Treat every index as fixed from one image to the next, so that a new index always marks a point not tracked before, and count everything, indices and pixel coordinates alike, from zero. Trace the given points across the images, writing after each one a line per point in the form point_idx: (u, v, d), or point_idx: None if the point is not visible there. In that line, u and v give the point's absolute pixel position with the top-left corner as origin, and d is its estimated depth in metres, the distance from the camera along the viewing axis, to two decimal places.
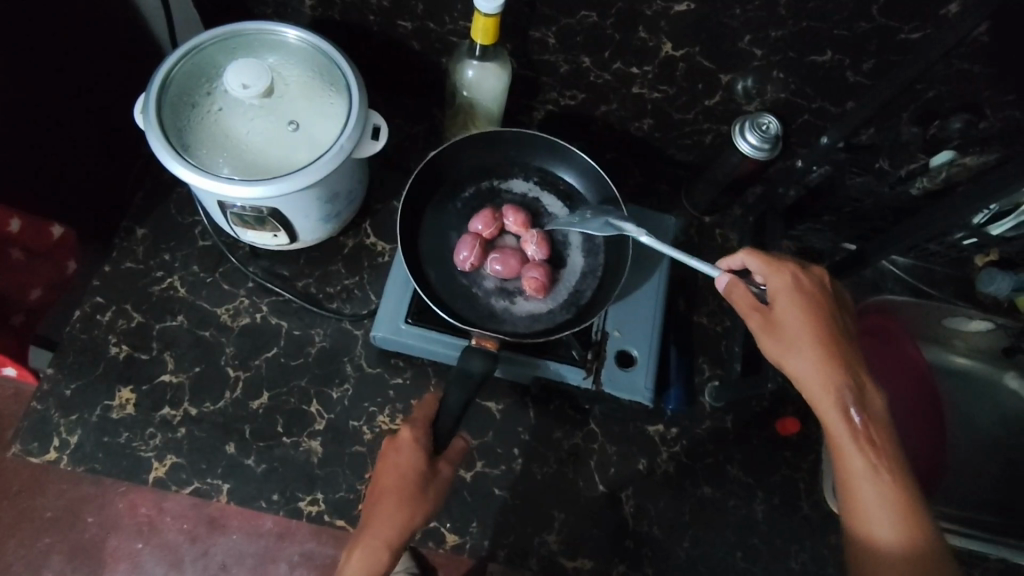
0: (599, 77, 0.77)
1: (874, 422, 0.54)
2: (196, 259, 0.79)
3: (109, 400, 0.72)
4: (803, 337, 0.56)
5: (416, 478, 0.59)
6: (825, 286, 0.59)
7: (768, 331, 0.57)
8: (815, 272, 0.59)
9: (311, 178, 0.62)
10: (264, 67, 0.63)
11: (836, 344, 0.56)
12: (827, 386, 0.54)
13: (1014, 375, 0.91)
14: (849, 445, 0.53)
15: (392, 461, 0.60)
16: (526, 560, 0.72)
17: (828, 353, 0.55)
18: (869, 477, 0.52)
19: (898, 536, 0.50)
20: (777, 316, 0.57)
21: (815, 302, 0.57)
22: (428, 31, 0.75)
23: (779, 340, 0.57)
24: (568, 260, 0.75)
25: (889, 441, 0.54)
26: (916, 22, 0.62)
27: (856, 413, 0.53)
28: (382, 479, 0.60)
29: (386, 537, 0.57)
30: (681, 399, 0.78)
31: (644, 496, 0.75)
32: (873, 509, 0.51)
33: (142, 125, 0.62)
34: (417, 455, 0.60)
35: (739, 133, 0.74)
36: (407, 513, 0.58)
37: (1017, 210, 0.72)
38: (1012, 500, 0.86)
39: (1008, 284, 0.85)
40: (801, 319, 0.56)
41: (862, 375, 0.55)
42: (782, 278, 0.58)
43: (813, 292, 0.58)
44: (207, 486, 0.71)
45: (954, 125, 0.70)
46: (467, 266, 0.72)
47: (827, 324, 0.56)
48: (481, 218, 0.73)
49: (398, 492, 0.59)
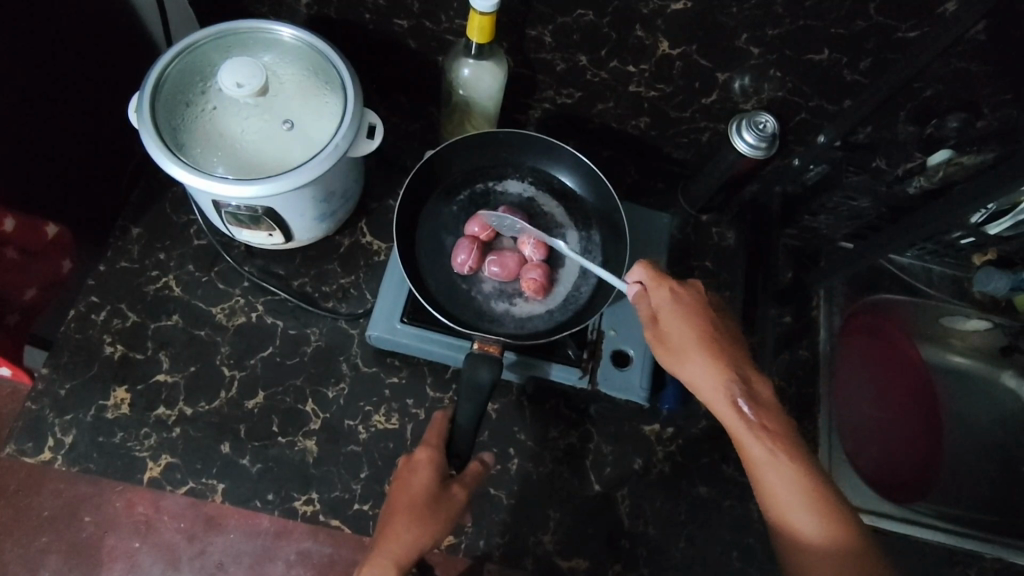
0: (596, 75, 0.77)
1: (766, 411, 0.54)
2: (191, 258, 0.79)
3: (103, 399, 0.72)
4: (690, 344, 0.57)
5: (427, 496, 0.59)
6: (704, 295, 0.61)
7: (659, 346, 0.59)
8: (694, 284, 0.61)
9: (306, 177, 0.62)
10: (259, 66, 0.63)
11: (718, 341, 0.57)
12: (717, 384, 0.56)
13: (1012, 374, 0.92)
14: (749, 438, 0.53)
15: (404, 482, 0.60)
16: (522, 559, 0.72)
17: (712, 353, 0.57)
18: (774, 468, 0.52)
19: (817, 521, 0.50)
20: (665, 329, 0.59)
21: (695, 308, 0.59)
22: (424, 30, 0.75)
23: (671, 352, 0.58)
24: (566, 260, 0.75)
25: (782, 427, 0.54)
26: (913, 20, 0.62)
27: (744, 403, 0.54)
28: (395, 499, 0.59)
29: (391, 554, 0.55)
30: (677, 398, 0.77)
31: (640, 496, 0.75)
32: (790, 502, 0.51)
33: (137, 125, 0.62)
34: (433, 473, 0.60)
35: (736, 131, 0.73)
36: (416, 532, 0.56)
37: (1014, 210, 0.71)
38: (1008, 499, 0.86)
39: (1005, 284, 0.83)
40: (682, 326, 0.58)
41: (744, 367, 0.57)
42: (662, 293, 0.61)
43: (690, 299, 0.60)
44: (203, 486, 0.71)
45: (951, 124, 0.70)
46: (465, 269, 0.72)
47: (709, 324, 0.58)
48: (476, 221, 0.72)
49: (410, 509, 0.58)
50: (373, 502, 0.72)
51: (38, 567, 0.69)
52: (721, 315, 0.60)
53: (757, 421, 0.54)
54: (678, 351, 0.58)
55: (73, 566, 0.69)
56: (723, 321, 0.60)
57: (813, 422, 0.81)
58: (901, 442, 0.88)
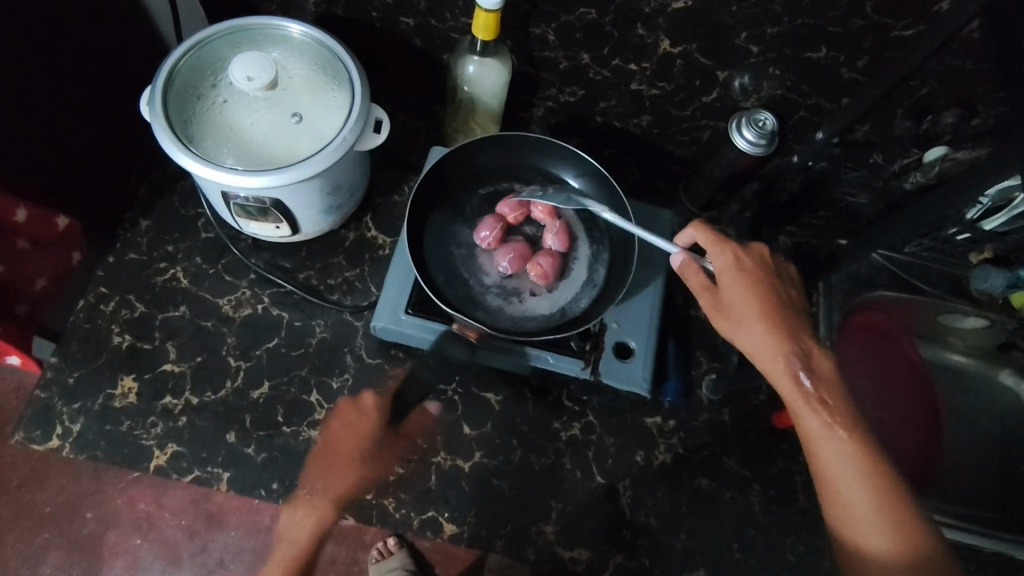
0: (599, 74, 0.79)
1: (825, 382, 0.58)
2: (200, 251, 0.80)
3: (111, 388, 0.73)
4: (750, 315, 0.61)
5: (366, 441, 0.72)
6: (765, 264, 0.64)
7: (718, 314, 0.63)
8: (754, 250, 0.64)
9: (314, 169, 0.63)
10: (269, 60, 0.64)
11: (779, 313, 0.61)
12: (775, 353, 0.59)
13: (1009, 372, 0.93)
14: (805, 409, 0.57)
15: (348, 430, 0.72)
16: (524, 551, 0.72)
17: (772, 324, 0.60)
18: (828, 436, 0.56)
19: (863, 487, 0.54)
20: (726, 296, 0.63)
21: (756, 279, 0.63)
22: (430, 28, 0.77)
23: (729, 319, 0.62)
24: (572, 270, 0.76)
25: (838, 398, 0.58)
26: (908, 18, 0.64)
27: (804, 375, 0.58)
28: (340, 442, 0.72)
29: (333, 486, 0.70)
30: (679, 391, 0.79)
31: (641, 488, 0.76)
32: (842, 473, 0.54)
33: (148, 117, 0.63)
34: (366, 424, 0.73)
35: (736, 129, 0.75)
36: (352, 472, 0.70)
37: (1009, 206, 0.73)
38: (1004, 494, 0.87)
39: (1002, 280, 0.83)
40: (744, 295, 0.62)
41: (804, 339, 0.61)
42: (724, 259, 0.63)
43: (752, 268, 0.63)
44: (208, 474, 0.71)
45: (947, 120, 0.71)
46: (484, 245, 0.75)
47: (770, 296, 0.62)
48: (507, 202, 0.76)
49: (340, 463, 0.71)
50: (376, 492, 0.72)
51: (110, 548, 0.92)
52: (781, 286, 0.64)
53: (817, 392, 0.57)
54: (735, 319, 0.62)
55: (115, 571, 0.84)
56: (783, 293, 0.63)
57: None
58: (897, 442, 0.89)
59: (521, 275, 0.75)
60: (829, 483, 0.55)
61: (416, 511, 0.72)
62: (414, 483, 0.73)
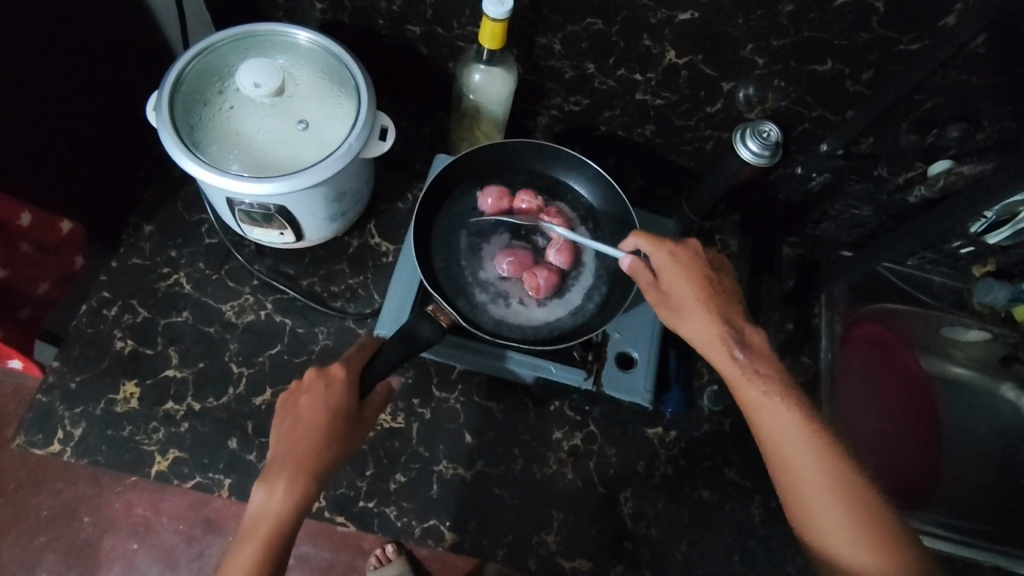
0: (603, 83, 0.79)
1: (762, 360, 0.57)
2: (203, 256, 0.80)
3: (113, 393, 0.73)
4: (691, 302, 0.59)
5: (350, 401, 0.59)
6: (699, 252, 0.62)
7: (662, 307, 0.61)
8: (689, 242, 0.62)
9: (320, 176, 0.63)
10: (275, 67, 0.65)
11: (719, 298, 0.60)
12: (715, 339, 0.58)
13: (1010, 386, 0.93)
14: (747, 385, 0.56)
15: (311, 400, 0.58)
16: (524, 560, 0.72)
17: (712, 309, 0.59)
18: (771, 410, 0.54)
19: (811, 455, 0.52)
20: (667, 289, 0.61)
21: (694, 267, 0.61)
22: (436, 36, 0.77)
23: (672, 310, 0.60)
24: (566, 294, 0.75)
25: (779, 375, 0.56)
26: (914, 32, 0.63)
27: (740, 352, 0.57)
28: (307, 415, 0.57)
29: (306, 464, 0.55)
30: (679, 403, 0.78)
31: (642, 498, 0.76)
32: (790, 445, 0.53)
33: (155, 123, 0.63)
34: (334, 396, 0.58)
35: (741, 140, 0.75)
36: (329, 439, 0.56)
37: (1014, 220, 0.73)
38: (1001, 507, 0.87)
39: (1005, 293, 0.84)
40: (685, 283, 0.60)
41: (742, 324, 0.59)
42: (661, 254, 0.61)
43: (689, 257, 0.61)
44: (209, 480, 0.71)
45: (951, 134, 0.71)
46: (485, 207, 0.76)
47: (709, 282, 0.60)
48: (530, 194, 0.76)
49: (304, 449, 0.55)
50: (378, 500, 0.73)
51: (54, 532, 1.04)
52: (718, 271, 0.62)
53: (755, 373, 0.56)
54: (678, 309, 0.60)
55: (77, 560, 1.01)
56: (719, 277, 0.62)
57: None
58: (897, 454, 0.89)
59: (515, 281, 0.74)
60: (782, 465, 0.53)
61: (417, 520, 0.72)
62: (416, 492, 0.73)
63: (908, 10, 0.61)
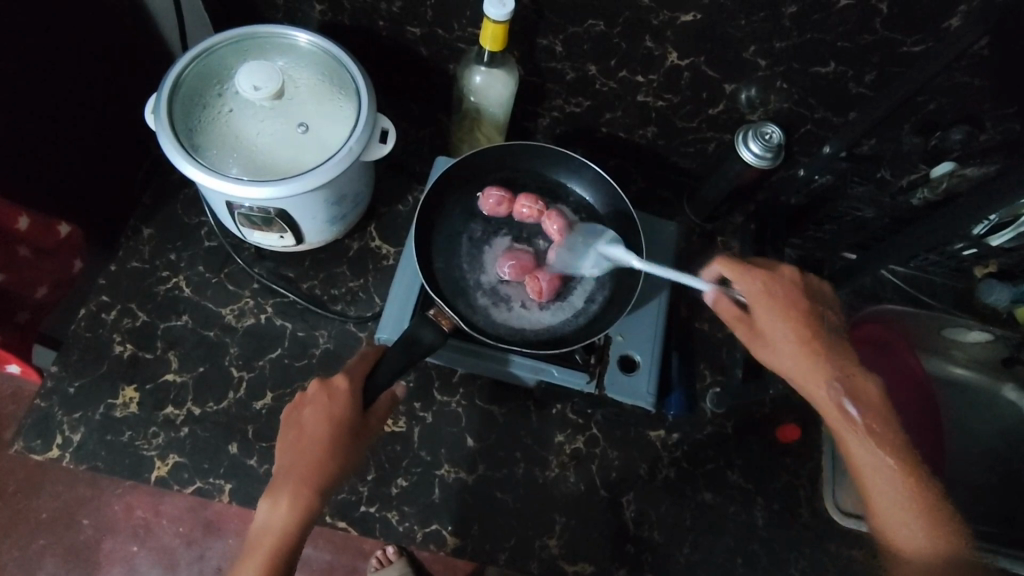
0: (605, 85, 0.79)
1: (859, 397, 0.58)
2: (202, 259, 0.79)
3: (112, 398, 0.72)
4: (786, 337, 0.61)
5: (353, 414, 0.58)
6: (796, 285, 0.64)
7: (754, 338, 0.63)
8: (783, 271, 0.65)
9: (320, 179, 0.63)
10: (275, 70, 0.64)
11: (815, 334, 0.61)
12: (809, 374, 0.60)
13: (1012, 387, 0.92)
14: (841, 423, 0.58)
15: (315, 414, 0.58)
16: (527, 564, 0.72)
17: (807, 343, 0.61)
18: (864, 448, 0.56)
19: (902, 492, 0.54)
20: (759, 322, 0.63)
21: (789, 301, 0.63)
22: (436, 37, 0.76)
23: (764, 343, 0.62)
24: (568, 296, 0.74)
25: (877, 414, 0.58)
26: (917, 34, 0.63)
27: (837, 390, 0.59)
28: (309, 430, 0.57)
29: (307, 480, 0.55)
30: (682, 405, 0.77)
31: (645, 502, 0.76)
32: (879, 483, 0.55)
33: (153, 125, 0.63)
34: (335, 410, 0.58)
35: (743, 142, 0.75)
36: (332, 454, 0.56)
37: (1017, 221, 0.72)
38: (1007, 506, 0.88)
39: (1007, 294, 0.85)
40: (779, 317, 0.62)
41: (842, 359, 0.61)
42: (753, 286, 0.63)
43: (783, 291, 0.63)
44: (209, 485, 0.71)
45: (955, 136, 0.70)
46: (487, 209, 0.76)
47: (803, 317, 0.62)
48: (530, 199, 0.75)
49: (307, 464, 0.56)
50: (379, 505, 0.72)
51: (52, 535, 1.04)
52: (816, 305, 0.64)
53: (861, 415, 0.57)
54: (771, 342, 0.62)
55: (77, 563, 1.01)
56: (817, 312, 0.63)
57: (817, 432, 0.81)
58: None
59: (517, 285, 0.74)
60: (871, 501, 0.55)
61: (419, 524, 0.72)
62: (417, 496, 0.73)
63: (912, 12, 0.61)
